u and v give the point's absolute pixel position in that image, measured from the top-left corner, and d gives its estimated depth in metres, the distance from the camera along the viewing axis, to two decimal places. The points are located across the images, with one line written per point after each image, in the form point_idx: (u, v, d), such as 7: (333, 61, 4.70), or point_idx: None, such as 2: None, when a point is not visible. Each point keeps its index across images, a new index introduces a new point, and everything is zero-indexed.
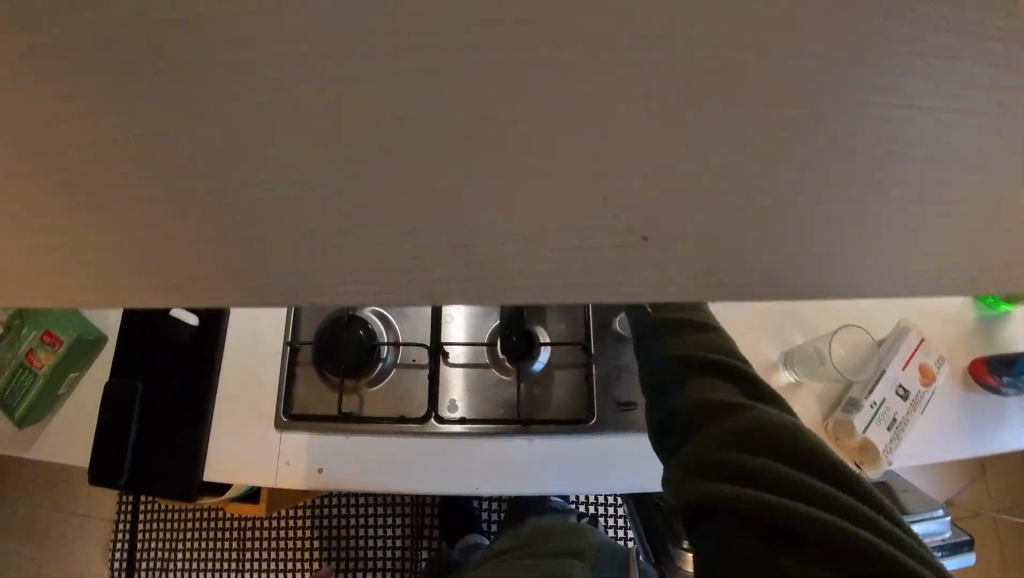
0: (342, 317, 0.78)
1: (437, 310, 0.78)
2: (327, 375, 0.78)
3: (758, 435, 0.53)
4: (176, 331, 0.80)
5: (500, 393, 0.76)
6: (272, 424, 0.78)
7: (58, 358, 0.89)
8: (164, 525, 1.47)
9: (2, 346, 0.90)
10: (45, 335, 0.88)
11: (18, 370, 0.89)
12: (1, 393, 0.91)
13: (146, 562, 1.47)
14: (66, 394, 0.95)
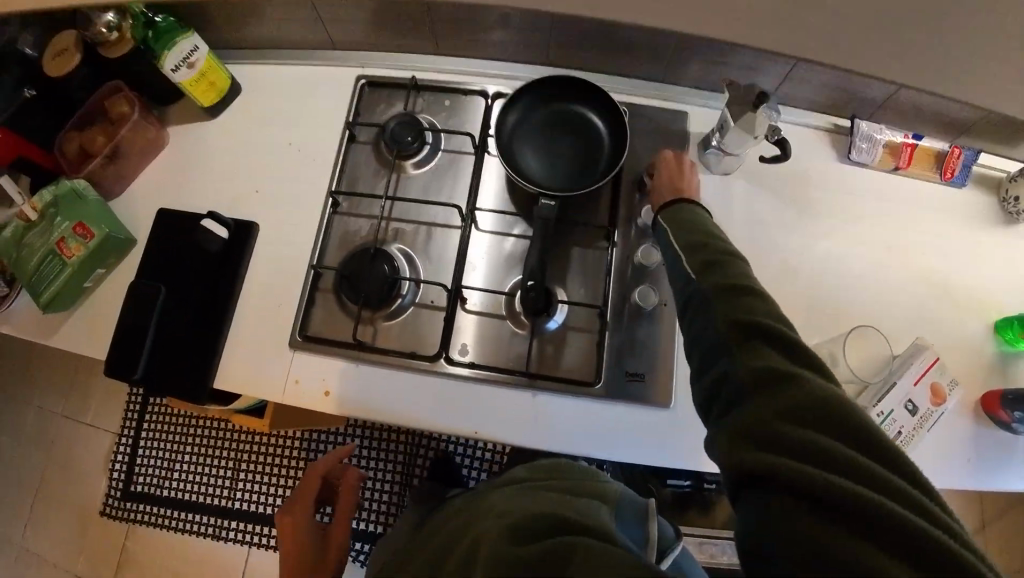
0: (369, 249, 0.79)
1: (460, 256, 0.79)
2: (346, 302, 0.79)
3: (806, 409, 0.46)
4: (205, 238, 0.83)
5: (512, 346, 0.76)
6: (287, 343, 0.80)
7: (87, 249, 0.93)
8: (165, 442, 1.51)
9: (37, 232, 0.95)
10: (79, 226, 0.93)
11: (50, 257, 0.93)
12: (30, 278, 0.94)
13: (144, 475, 1.52)
14: (91, 289, 0.98)
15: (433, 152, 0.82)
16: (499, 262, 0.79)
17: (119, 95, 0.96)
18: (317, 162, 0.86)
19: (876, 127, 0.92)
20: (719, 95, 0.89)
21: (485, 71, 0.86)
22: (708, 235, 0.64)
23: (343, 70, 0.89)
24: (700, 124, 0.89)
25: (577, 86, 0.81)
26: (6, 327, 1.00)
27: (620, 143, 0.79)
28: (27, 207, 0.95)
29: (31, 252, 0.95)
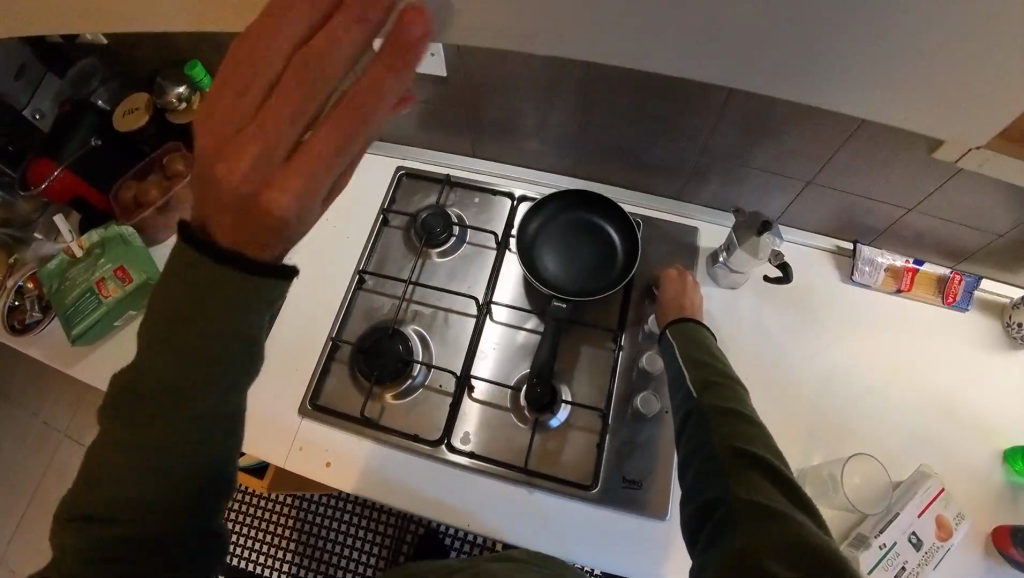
0: (387, 328, 0.83)
1: (472, 345, 0.82)
2: (360, 377, 0.82)
3: (793, 546, 0.46)
4: None
5: (513, 438, 0.78)
6: (297, 409, 0.82)
7: (124, 293, 0.98)
8: None
9: (81, 268, 1.00)
10: (119, 270, 0.98)
11: (87, 293, 0.97)
12: (66, 310, 0.98)
13: None
14: (118, 327, 1.02)
15: (459, 244, 0.88)
16: (509, 355, 0.82)
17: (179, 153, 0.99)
18: (349, 238, 0.92)
19: (877, 253, 0.97)
20: (728, 214, 0.98)
21: (513, 174, 0.96)
22: (713, 355, 0.67)
23: (385, 159, 0.97)
24: (710, 239, 0.97)
25: (596, 202, 0.89)
26: (36, 352, 1.04)
27: (632, 257, 0.85)
28: (75, 245, 1.01)
29: (70, 284, 1.00)
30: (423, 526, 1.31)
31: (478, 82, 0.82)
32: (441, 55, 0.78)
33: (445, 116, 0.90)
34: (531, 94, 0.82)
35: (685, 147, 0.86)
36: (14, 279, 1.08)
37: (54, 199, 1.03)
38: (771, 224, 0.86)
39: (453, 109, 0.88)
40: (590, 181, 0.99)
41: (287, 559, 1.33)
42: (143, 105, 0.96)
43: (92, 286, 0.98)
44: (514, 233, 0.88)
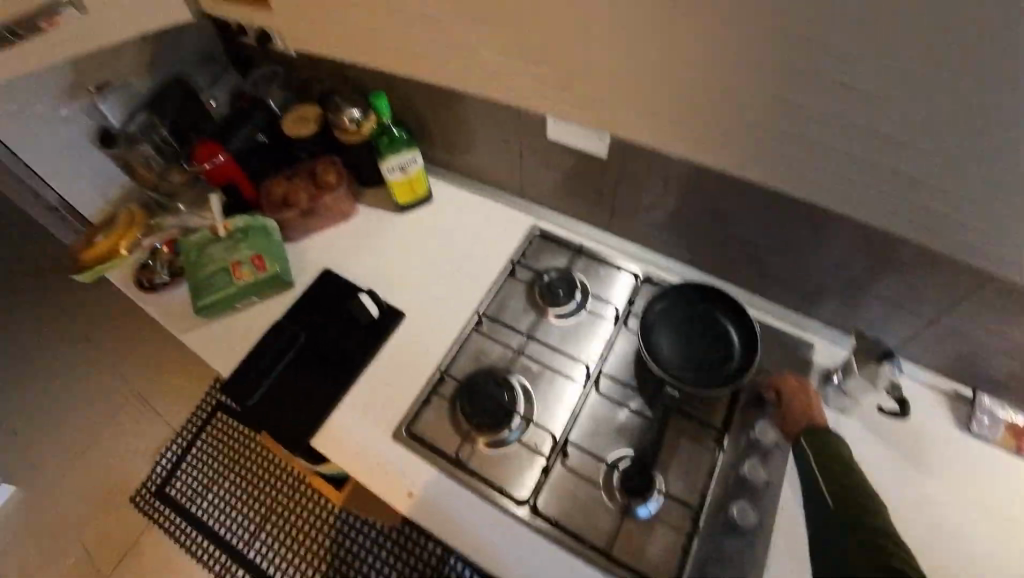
0: (494, 376, 0.85)
1: (573, 412, 0.83)
2: (459, 418, 0.84)
3: None
4: (357, 311, 0.92)
5: (600, 521, 0.77)
6: (389, 433, 0.84)
7: (256, 280, 0.97)
8: (212, 457, 1.52)
9: (223, 247, 1.01)
10: (258, 258, 0.97)
11: (224, 273, 0.98)
12: (200, 284, 0.99)
13: (183, 482, 1.51)
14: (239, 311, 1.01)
15: (579, 310, 0.91)
16: (608, 432, 0.82)
17: (335, 166, 1.04)
18: (472, 279, 0.97)
19: (1000, 404, 0.89)
20: (845, 336, 0.93)
21: (636, 254, 1.01)
22: (849, 465, 0.64)
23: (522, 217, 1.04)
24: (823, 357, 0.93)
25: (719, 296, 0.90)
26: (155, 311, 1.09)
27: (748, 359, 0.85)
28: (221, 224, 1.01)
29: (207, 260, 1.01)
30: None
31: (630, 164, 0.87)
32: (605, 139, 0.84)
33: (585, 185, 0.95)
34: (678, 185, 0.85)
35: (818, 266, 0.86)
36: (153, 239, 1.16)
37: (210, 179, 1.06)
38: (892, 356, 0.84)
39: (598, 179, 0.92)
40: (711, 274, 0.99)
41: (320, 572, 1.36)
42: (313, 119, 1.04)
43: (229, 267, 0.99)
44: (634, 311, 0.92)
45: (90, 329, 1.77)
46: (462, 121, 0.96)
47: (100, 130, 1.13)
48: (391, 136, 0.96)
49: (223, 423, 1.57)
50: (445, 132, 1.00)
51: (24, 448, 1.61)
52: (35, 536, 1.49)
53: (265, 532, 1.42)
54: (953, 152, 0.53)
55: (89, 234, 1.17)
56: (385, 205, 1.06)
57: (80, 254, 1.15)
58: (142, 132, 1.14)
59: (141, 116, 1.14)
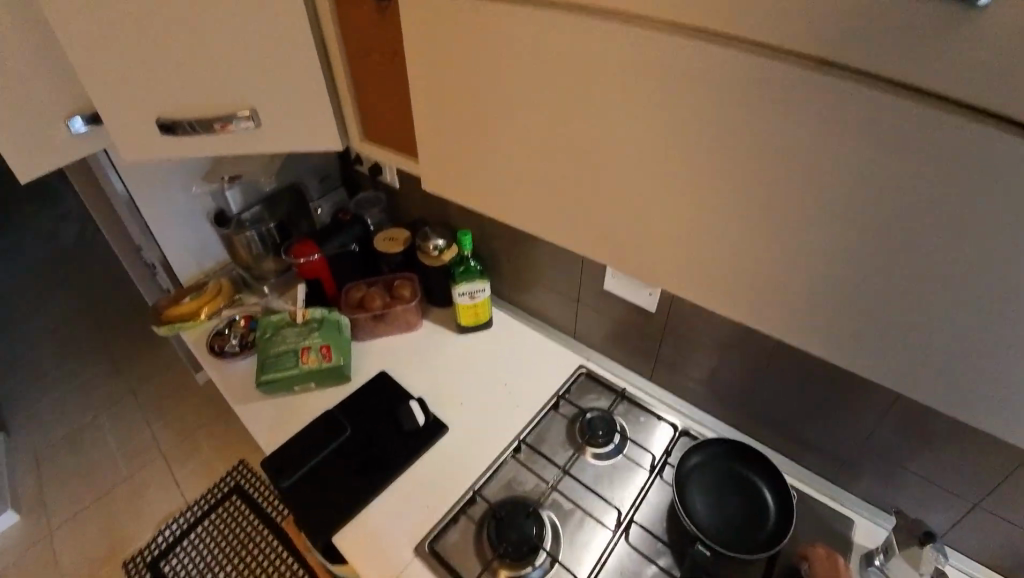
0: (527, 505, 0.87)
1: (601, 557, 0.84)
2: (483, 542, 0.84)
3: None
4: (406, 417, 0.96)
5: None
6: (412, 544, 0.84)
7: (318, 368, 1.02)
8: (214, 538, 1.48)
9: (293, 331, 1.07)
10: (325, 348, 1.04)
11: (289, 355, 1.03)
12: (264, 360, 1.04)
13: (176, 560, 1.45)
14: (293, 393, 1.05)
15: (616, 451, 0.96)
16: None
17: (413, 284, 1.16)
18: (517, 405, 1.03)
19: None
20: (887, 515, 0.91)
21: (675, 404, 1.05)
22: None
23: (573, 353, 1.13)
24: (863, 536, 0.91)
25: (752, 464, 0.93)
26: (214, 374, 1.14)
27: (783, 529, 0.86)
28: (299, 313, 1.09)
29: (275, 340, 1.07)
30: None
31: (678, 318, 0.96)
32: (656, 296, 0.95)
33: (633, 330, 1.04)
34: (720, 343, 0.93)
35: (853, 443, 0.88)
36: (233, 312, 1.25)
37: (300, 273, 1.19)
38: (935, 535, 0.78)
39: (645, 326, 1.01)
40: (747, 435, 1.01)
41: None
42: (401, 240, 1.18)
43: (295, 351, 1.04)
44: (669, 461, 0.95)
45: (142, 388, 1.86)
46: (529, 257, 1.09)
47: (218, 209, 1.31)
48: (467, 266, 1.09)
49: (235, 509, 1.54)
50: (512, 262, 1.13)
51: (40, 487, 1.62)
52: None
53: None
54: (966, 303, 0.39)
55: (179, 295, 1.33)
56: (448, 323, 1.17)
57: (163, 310, 1.29)
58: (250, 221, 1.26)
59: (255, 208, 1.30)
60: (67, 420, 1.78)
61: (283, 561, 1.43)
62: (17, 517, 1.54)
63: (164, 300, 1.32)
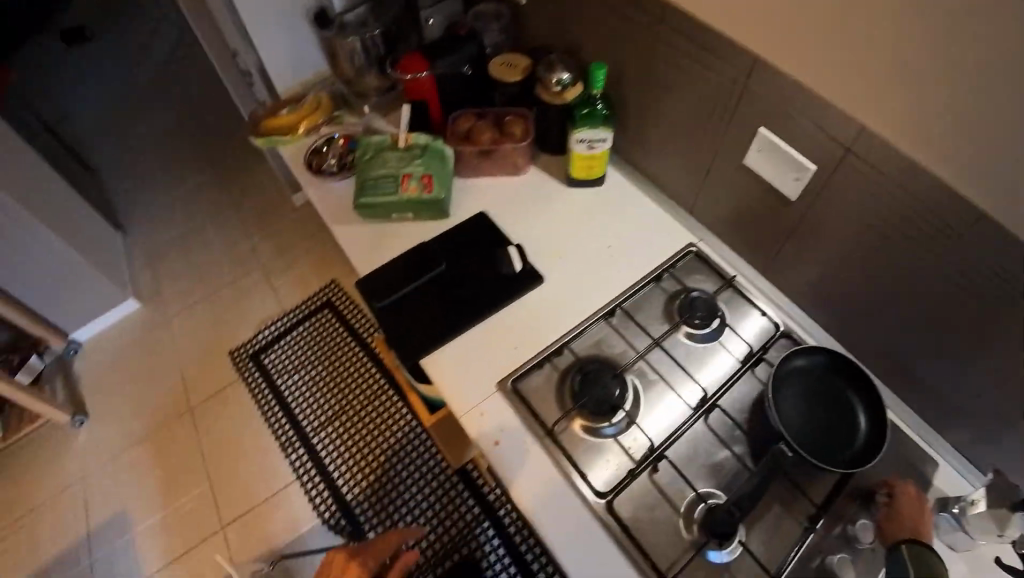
0: (614, 368, 0.86)
1: (677, 430, 0.84)
2: (564, 393, 0.85)
3: None
4: (503, 262, 0.94)
5: (671, 546, 0.77)
6: (496, 380, 0.87)
7: (416, 197, 0.98)
8: (309, 345, 1.66)
9: (396, 155, 1.02)
10: (426, 177, 0.99)
11: (389, 178, 1.00)
12: (364, 180, 1.01)
13: (276, 356, 1.65)
14: (389, 219, 1.04)
15: (710, 337, 0.92)
16: (702, 465, 0.83)
17: (525, 123, 1.07)
18: (615, 272, 0.99)
19: None
20: (981, 472, 0.84)
21: (784, 306, 0.98)
22: None
23: (683, 231, 1.04)
24: (944, 483, 0.84)
25: (858, 379, 0.86)
26: (311, 191, 1.11)
27: (872, 450, 0.82)
28: (403, 136, 1.03)
29: (377, 161, 1.02)
30: (478, 508, 1.42)
31: (818, 215, 0.84)
32: (803, 183, 0.82)
33: (757, 216, 0.94)
34: (860, 253, 0.81)
35: (976, 395, 0.78)
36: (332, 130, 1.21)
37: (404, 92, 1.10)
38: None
39: (771, 213, 0.91)
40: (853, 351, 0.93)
41: (374, 473, 1.48)
42: (520, 68, 1.07)
43: (395, 176, 1.00)
44: (766, 355, 0.90)
45: (243, 202, 1.94)
46: (661, 111, 0.99)
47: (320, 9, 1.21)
48: (591, 108, 0.98)
49: (326, 321, 1.70)
50: (640, 111, 1.03)
51: (157, 277, 1.82)
52: (142, 354, 1.68)
53: (331, 430, 1.54)
54: None
55: (276, 107, 1.28)
56: (556, 172, 1.10)
57: (262, 122, 1.25)
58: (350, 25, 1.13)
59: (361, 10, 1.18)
60: (177, 218, 1.93)
61: (368, 372, 1.62)
62: (137, 305, 1.76)
63: (263, 112, 1.28)
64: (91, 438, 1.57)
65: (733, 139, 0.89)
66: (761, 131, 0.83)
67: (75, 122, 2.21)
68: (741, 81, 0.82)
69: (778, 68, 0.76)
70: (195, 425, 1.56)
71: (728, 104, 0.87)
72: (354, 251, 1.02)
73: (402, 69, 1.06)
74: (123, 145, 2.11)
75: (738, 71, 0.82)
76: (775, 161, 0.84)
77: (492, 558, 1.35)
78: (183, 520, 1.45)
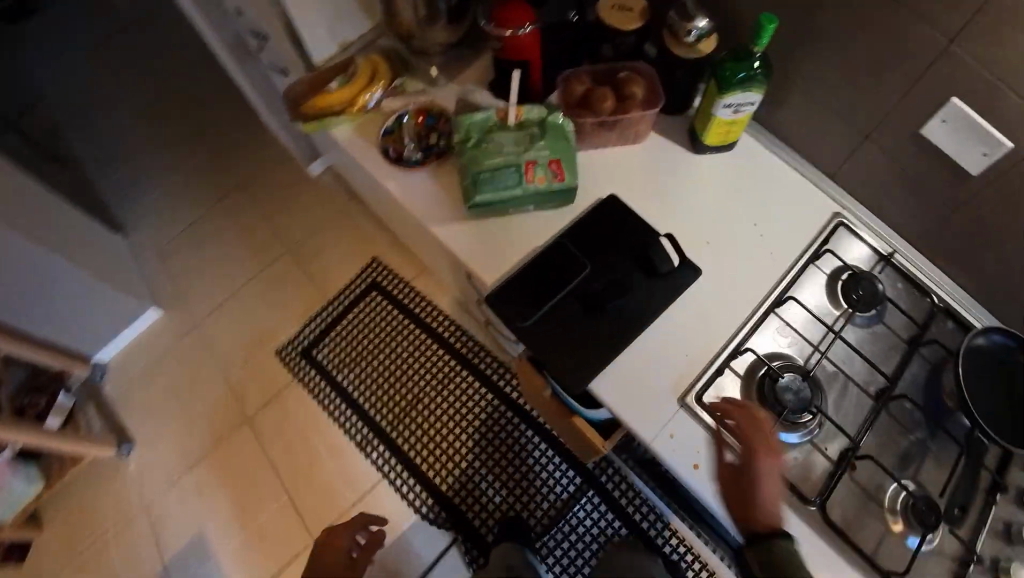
0: (801, 369, 0.81)
1: (868, 422, 0.82)
2: (756, 402, 0.79)
3: None
4: (659, 258, 0.83)
5: (881, 541, 0.80)
6: (676, 394, 0.80)
7: (546, 187, 0.83)
8: (363, 332, 1.53)
9: (512, 137, 0.85)
10: (555, 163, 0.83)
11: (509, 167, 0.83)
12: (477, 169, 0.84)
13: (331, 350, 1.52)
14: (507, 215, 0.89)
15: (875, 319, 0.86)
16: (893, 455, 0.84)
17: (644, 79, 0.91)
18: (765, 256, 0.89)
19: None
20: None
21: (946, 279, 0.89)
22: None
23: (826, 199, 0.92)
24: None
25: None
26: (394, 188, 0.93)
27: None
28: (513, 111, 0.86)
29: (490, 147, 0.85)
30: (579, 479, 1.39)
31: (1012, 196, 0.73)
32: (990, 160, 0.71)
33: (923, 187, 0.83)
34: None
35: None
36: (401, 108, 0.99)
37: (499, 52, 0.90)
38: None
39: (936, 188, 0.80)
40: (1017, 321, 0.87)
41: (462, 458, 1.42)
42: (637, 11, 0.88)
43: (515, 162, 0.84)
44: (932, 334, 0.86)
45: (245, 180, 1.69)
46: (807, 64, 0.83)
47: None
48: (743, 65, 0.80)
49: (376, 304, 1.55)
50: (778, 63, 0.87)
51: (168, 278, 1.60)
52: (177, 368, 1.52)
53: (408, 421, 1.46)
54: None
55: (318, 79, 1.04)
56: (677, 136, 0.96)
57: (306, 99, 1.01)
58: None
59: None
60: (170, 207, 1.66)
61: (434, 353, 1.51)
62: (157, 313, 1.56)
63: (301, 84, 1.03)
64: (144, 464, 1.45)
65: (907, 105, 0.76)
66: (953, 101, 0.71)
67: (7, 99, 1.83)
68: (940, 43, 0.68)
69: (1004, 29, 0.62)
70: (256, 436, 1.46)
71: (912, 67, 0.72)
72: (472, 259, 0.88)
73: (502, 24, 0.85)
74: (78, 123, 1.77)
75: (936, 30, 0.67)
76: (964, 138, 0.72)
77: (603, 526, 1.35)
78: (266, 533, 1.38)
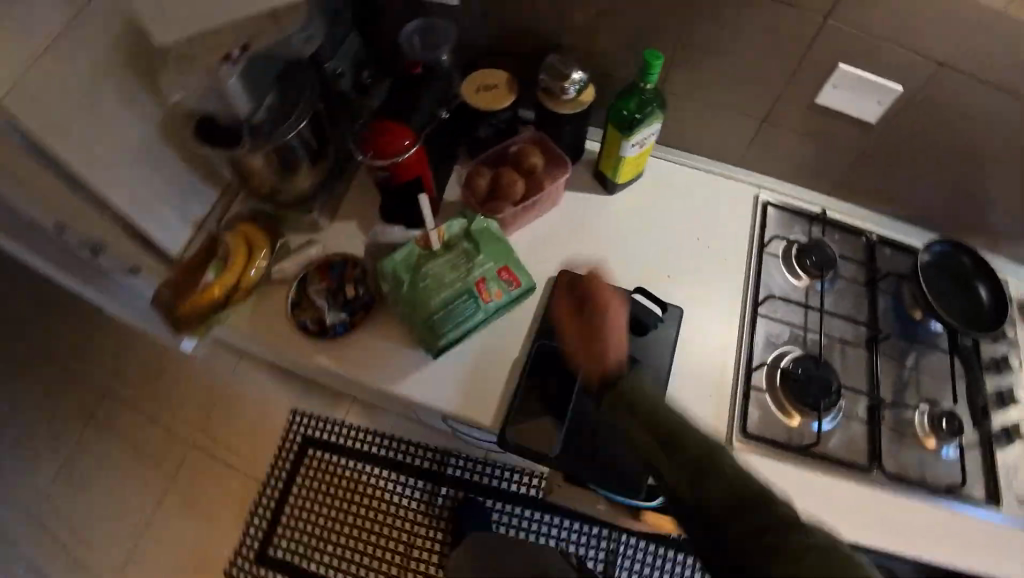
0: (811, 357, 0.83)
1: (875, 370, 0.87)
2: (789, 404, 0.81)
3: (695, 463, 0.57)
4: (642, 313, 0.80)
5: (927, 464, 0.84)
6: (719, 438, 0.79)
7: (508, 298, 0.76)
8: (320, 503, 1.21)
9: (446, 263, 0.76)
10: (505, 270, 0.77)
11: (461, 295, 0.75)
12: (427, 311, 0.74)
13: (289, 543, 1.20)
14: (471, 338, 0.80)
15: (836, 278, 0.91)
16: (904, 387, 0.88)
17: (537, 146, 0.87)
18: (721, 263, 0.90)
19: None
20: None
21: (862, 214, 0.98)
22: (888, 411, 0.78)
23: (743, 186, 0.96)
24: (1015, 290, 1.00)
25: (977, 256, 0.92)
26: (331, 363, 0.79)
27: (1006, 307, 0.89)
28: (435, 234, 0.76)
29: (431, 281, 0.75)
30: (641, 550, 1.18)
31: (904, 126, 0.83)
32: (884, 105, 0.81)
33: (824, 146, 0.89)
34: (944, 145, 0.84)
35: None
36: (300, 270, 0.87)
37: (386, 180, 0.81)
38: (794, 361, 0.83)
39: (838, 140, 0.88)
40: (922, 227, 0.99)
41: None
42: (502, 84, 0.83)
43: (463, 287, 0.75)
44: (879, 267, 0.94)
45: (96, 396, 1.33)
46: (691, 78, 0.85)
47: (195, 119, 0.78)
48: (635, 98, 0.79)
49: (322, 463, 1.24)
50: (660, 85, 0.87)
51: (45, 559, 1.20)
52: None
53: None
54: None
55: (187, 275, 0.89)
56: (585, 183, 0.92)
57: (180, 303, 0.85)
58: (271, 126, 0.78)
59: (271, 99, 0.78)
60: None
61: (408, 488, 1.22)
62: None
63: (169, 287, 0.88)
64: None
65: (798, 82, 0.81)
66: (842, 67, 0.77)
67: None
68: (817, 23, 0.73)
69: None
70: None
71: (794, 52, 0.78)
72: (453, 399, 0.77)
73: (379, 152, 0.76)
74: None
75: (811, 15, 0.72)
76: (857, 94, 0.80)
77: None
78: None
